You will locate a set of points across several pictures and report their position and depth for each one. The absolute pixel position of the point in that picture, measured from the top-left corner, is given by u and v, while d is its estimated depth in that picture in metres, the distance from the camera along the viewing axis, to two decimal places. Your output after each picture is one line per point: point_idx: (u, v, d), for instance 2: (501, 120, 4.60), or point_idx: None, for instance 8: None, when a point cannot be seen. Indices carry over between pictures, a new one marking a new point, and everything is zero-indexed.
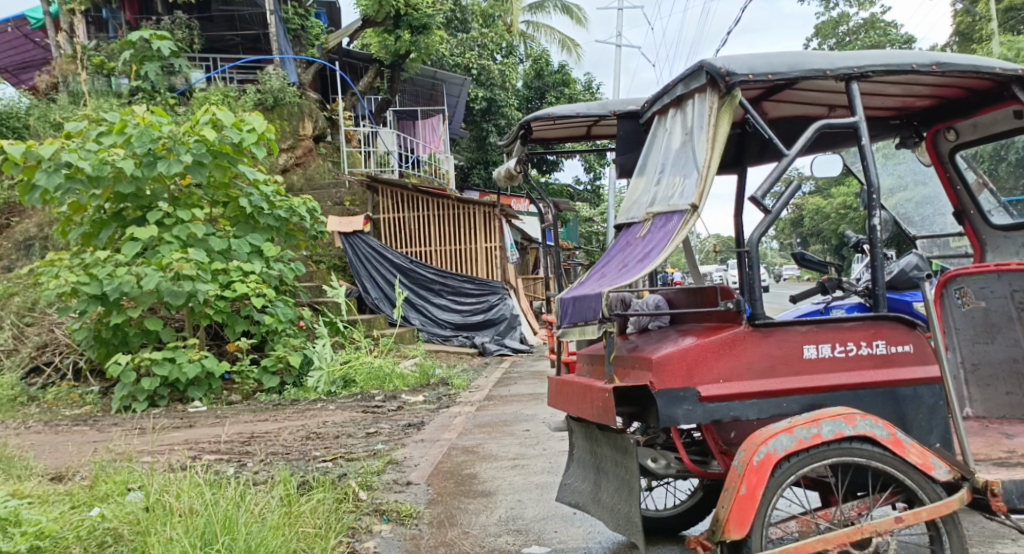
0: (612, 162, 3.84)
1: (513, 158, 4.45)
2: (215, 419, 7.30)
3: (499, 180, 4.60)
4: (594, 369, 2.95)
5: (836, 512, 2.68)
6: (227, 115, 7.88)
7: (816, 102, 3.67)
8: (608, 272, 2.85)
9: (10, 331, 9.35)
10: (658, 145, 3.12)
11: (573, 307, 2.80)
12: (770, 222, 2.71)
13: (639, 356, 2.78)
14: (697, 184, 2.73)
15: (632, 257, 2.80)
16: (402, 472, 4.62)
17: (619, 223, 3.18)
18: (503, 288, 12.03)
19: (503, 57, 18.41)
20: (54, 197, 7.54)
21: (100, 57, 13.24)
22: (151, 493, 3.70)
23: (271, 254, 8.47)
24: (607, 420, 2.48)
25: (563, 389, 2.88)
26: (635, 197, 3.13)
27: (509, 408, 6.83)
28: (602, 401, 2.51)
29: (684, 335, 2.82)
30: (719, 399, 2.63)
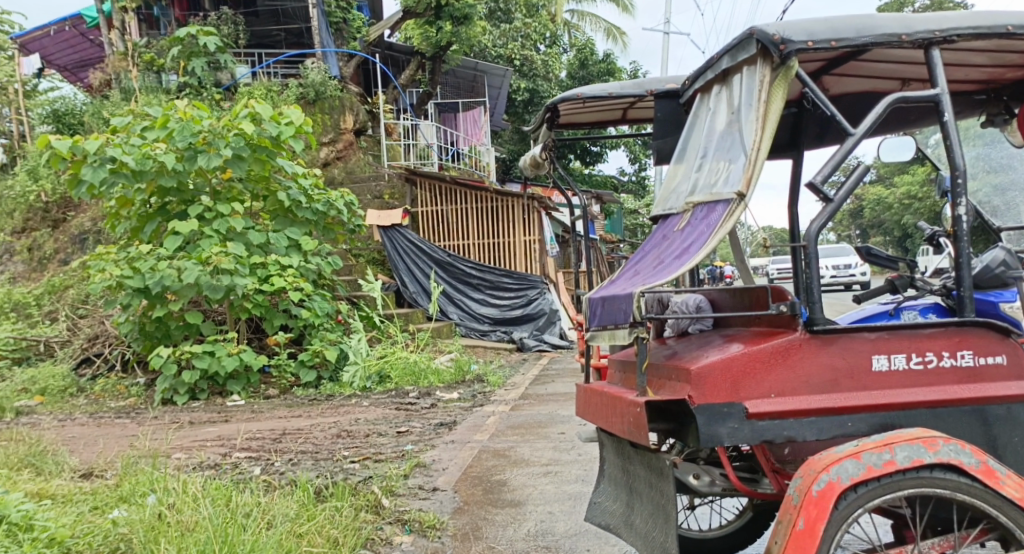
0: (649, 148, 3.57)
1: (539, 145, 4.14)
2: (251, 414, 7.17)
3: (524, 169, 4.29)
4: (625, 377, 2.68)
5: (914, 549, 2.36)
6: (266, 108, 7.73)
7: (885, 75, 3.37)
8: (643, 269, 2.57)
9: (66, 324, 9.61)
10: (701, 126, 2.82)
11: (602, 307, 2.53)
12: (832, 212, 2.39)
13: (677, 365, 2.50)
14: (744, 167, 2.43)
15: (668, 252, 2.51)
16: (430, 476, 4.40)
17: (655, 214, 2.90)
18: (542, 283, 11.69)
19: (546, 47, 18.16)
20: (100, 191, 7.48)
21: (150, 53, 13.35)
22: (175, 497, 3.52)
23: (309, 247, 8.33)
24: (639, 438, 2.20)
25: (592, 397, 2.62)
26: (673, 185, 2.84)
27: (545, 408, 6.56)
28: (630, 416, 2.24)
29: (730, 342, 2.53)
30: (770, 416, 2.34)
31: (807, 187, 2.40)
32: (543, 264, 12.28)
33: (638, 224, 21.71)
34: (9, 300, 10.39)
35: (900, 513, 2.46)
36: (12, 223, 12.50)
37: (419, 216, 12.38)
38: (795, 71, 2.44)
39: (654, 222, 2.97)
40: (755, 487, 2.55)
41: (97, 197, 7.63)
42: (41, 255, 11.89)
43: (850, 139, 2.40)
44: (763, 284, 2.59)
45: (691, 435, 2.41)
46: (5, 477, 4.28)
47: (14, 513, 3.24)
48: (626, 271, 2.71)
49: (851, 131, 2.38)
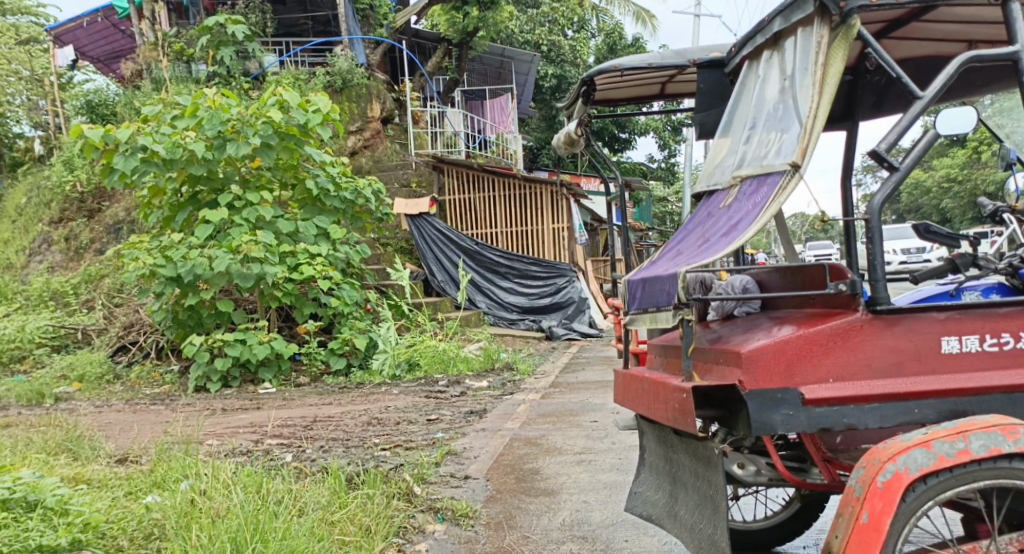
0: (691, 120, 3.51)
1: (575, 121, 4.04)
2: (282, 401, 7.17)
3: (559, 148, 4.18)
4: (667, 361, 2.58)
5: (990, 546, 2.24)
6: (293, 95, 7.68)
7: (948, 37, 3.24)
8: (687, 249, 2.46)
9: (102, 312, 9.71)
10: (749, 96, 2.70)
11: (644, 288, 2.42)
12: (897, 182, 2.24)
13: (725, 349, 2.40)
14: (799, 135, 2.31)
15: (715, 230, 2.40)
16: (461, 464, 4.33)
17: (700, 190, 2.79)
18: (571, 271, 11.61)
19: (573, 33, 18.11)
20: (132, 180, 7.50)
21: (180, 43, 13.41)
22: (208, 483, 3.48)
23: (337, 236, 8.29)
24: (685, 424, 2.09)
25: (631, 383, 2.52)
26: (718, 160, 2.72)
27: (577, 396, 6.47)
28: (677, 402, 2.13)
29: (781, 325, 2.42)
30: (829, 402, 2.23)
31: (871, 155, 2.27)
32: (572, 252, 12.16)
33: (666, 212, 21.50)
34: (47, 289, 10.56)
35: (972, 506, 2.34)
36: (49, 213, 12.69)
37: (447, 204, 12.33)
38: (857, 30, 2.32)
39: (697, 201, 2.85)
40: (803, 477, 2.44)
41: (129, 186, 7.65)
42: (78, 245, 12.03)
43: (916, 103, 2.28)
44: (819, 264, 2.48)
45: (741, 423, 2.30)
46: (42, 462, 4.30)
47: (51, 497, 3.21)
48: (669, 252, 2.60)
49: (918, 95, 2.26)
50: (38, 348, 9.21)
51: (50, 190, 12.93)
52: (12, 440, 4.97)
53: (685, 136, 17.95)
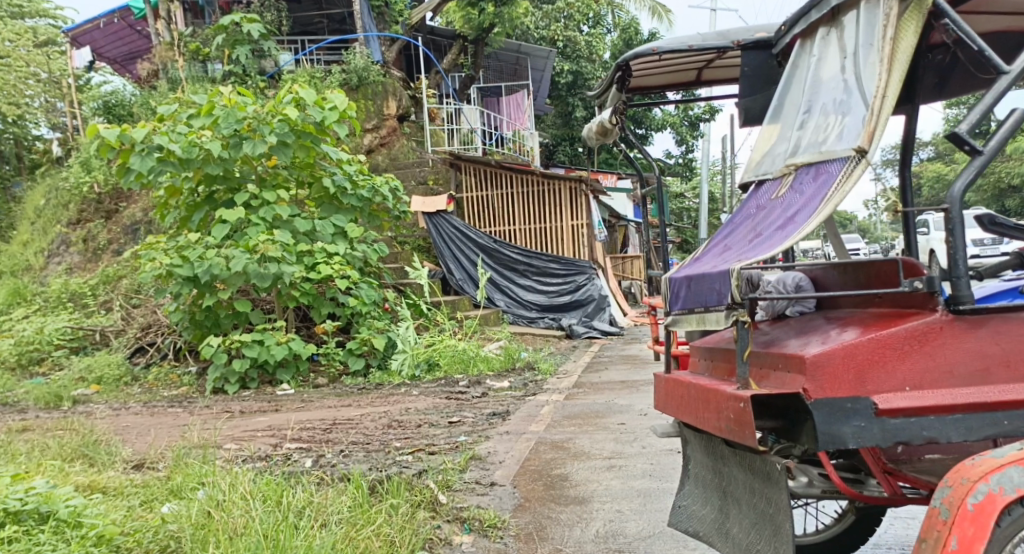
0: (734, 105, 3.44)
1: (608, 109, 3.98)
2: (301, 403, 7.06)
3: (590, 136, 4.14)
4: (713, 366, 2.43)
5: None
6: (310, 93, 7.57)
7: (1015, 9, 3.08)
8: (737, 246, 2.33)
9: (120, 313, 9.65)
10: (801, 78, 2.55)
11: (691, 286, 2.30)
12: (981, 167, 2.03)
13: (783, 353, 2.24)
14: (864, 118, 2.16)
15: (767, 223, 2.27)
16: (486, 469, 4.18)
17: (744, 182, 2.65)
18: (590, 268, 11.48)
19: (589, 28, 18.01)
20: (148, 180, 7.41)
21: (196, 42, 13.35)
22: (226, 493, 3.36)
23: (355, 235, 8.16)
24: (740, 436, 1.94)
25: (676, 389, 2.38)
26: (767, 147, 2.56)
27: (602, 397, 6.31)
28: (731, 411, 1.98)
29: (844, 328, 2.25)
30: (904, 413, 2.06)
31: (951, 138, 2.07)
32: (592, 248, 12.00)
33: (684, 208, 21.26)
34: (66, 290, 10.55)
35: None
36: (67, 215, 12.67)
37: (464, 202, 12.14)
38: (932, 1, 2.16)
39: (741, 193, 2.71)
40: (860, 489, 2.28)
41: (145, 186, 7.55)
42: (96, 246, 11.99)
43: (1003, 79, 2.07)
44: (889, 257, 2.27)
45: (805, 435, 2.14)
46: (57, 469, 4.21)
47: (65, 508, 3.10)
48: (717, 248, 2.47)
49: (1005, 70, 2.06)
50: (57, 350, 9.18)
51: (68, 192, 12.92)
52: (28, 445, 4.89)
53: (703, 131, 17.71)
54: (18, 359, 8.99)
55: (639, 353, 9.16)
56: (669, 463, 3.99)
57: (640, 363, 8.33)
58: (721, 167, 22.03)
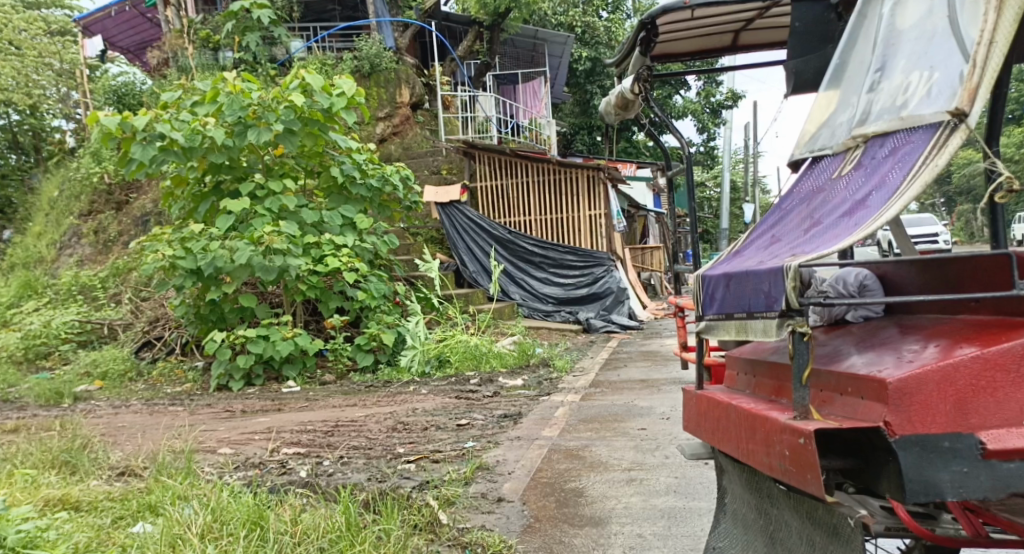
0: (782, 66, 3.03)
1: (631, 77, 3.63)
2: (305, 402, 6.72)
3: (610, 109, 3.87)
4: (755, 384, 2.11)
5: None
6: (317, 78, 7.19)
7: None
8: (793, 238, 2.04)
9: (129, 307, 9.39)
10: (869, 28, 2.18)
11: (736, 284, 2.01)
12: None
13: (855, 374, 1.88)
14: (963, 74, 1.78)
15: (830, 211, 1.97)
16: (494, 481, 3.83)
17: (797, 157, 2.34)
18: (608, 260, 11.03)
19: (608, 14, 17.57)
20: (151, 170, 7.11)
21: (206, 30, 13.08)
22: (210, 509, 3.10)
23: (364, 226, 7.81)
24: (800, 481, 1.65)
25: (715, 414, 2.09)
26: (827, 116, 2.24)
27: (621, 398, 5.92)
28: (787, 448, 1.69)
29: (930, 343, 1.88)
30: (1020, 456, 1.69)
31: None
32: (610, 240, 11.55)
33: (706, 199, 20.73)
34: (76, 283, 10.35)
35: None
36: (79, 206, 12.46)
37: (478, 191, 11.77)
38: None
39: (792, 169, 2.40)
40: (933, 528, 1.91)
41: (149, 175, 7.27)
42: (106, 238, 11.74)
43: None
44: (991, 252, 1.90)
45: (887, 478, 1.79)
46: (30, 481, 3.89)
47: (18, 532, 2.85)
48: (769, 236, 2.18)
49: None
50: (64, 344, 8.91)
51: (79, 183, 12.72)
52: (13, 449, 4.59)
53: (726, 118, 17.18)
54: (25, 354, 8.77)
55: (659, 350, 8.75)
56: (694, 478, 3.60)
57: (662, 360, 7.92)
58: (744, 157, 21.44)
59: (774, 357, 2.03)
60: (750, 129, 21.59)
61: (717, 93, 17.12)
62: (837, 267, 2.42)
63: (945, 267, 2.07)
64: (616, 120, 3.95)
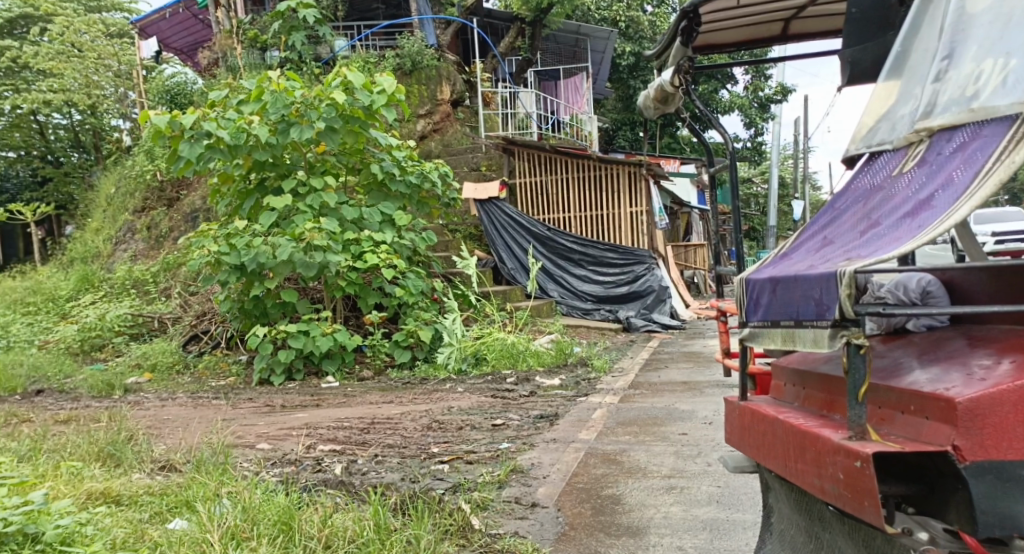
0: (838, 56, 2.94)
1: (669, 68, 3.47)
2: (343, 398, 6.70)
3: (649, 102, 3.72)
4: (803, 397, 1.99)
5: None
6: (358, 75, 7.18)
7: None
8: (848, 241, 1.92)
9: (178, 301, 9.49)
10: (936, 12, 2.02)
11: (783, 290, 1.89)
12: None
13: (918, 392, 1.75)
14: None
15: (889, 212, 1.84)
16: (528, 485, 3.73)
17: (854, 152, 2.20)
18: (649, 258, 10.86)
19: (652, 8, 17.32)
20: (199, 168, 7.16)
21: (254, 30, 13.21)
22: (244, 509, 3.06)
23: (403, 223, 7.77)
24: (856, 508, 1.54)
25: (759, 428, 1.98)
26: (888, 108, 2.09)
27: (662, 400, 5.78)
28: (841, 471, 1.58)
29: (1004, 359, 1.72)
30: None
31: None
32: (652, 237, 11.31)
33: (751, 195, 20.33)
34: (129, 278, 10.58)
35: None
36: (133, 203, 12.68)
37: (518, 188, 11.77)
38: None
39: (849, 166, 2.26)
40: None
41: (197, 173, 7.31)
42: (158, 233, 11.89)
43: None
44: None
45: (956, 504, 1.69)
46: (73, 475, 3.67)
47: (55, 528, 2.82)
48: (821, 237, 2.05)
49: None
50: (117, 336, 9.04)
51: (134, 180, 12.96)
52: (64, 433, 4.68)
53: (773, 113, 16.80)
54: (81, 345, 8.92)
55: (701, 350, 8.56)
56: (738, 488, 3.47)
57: (705, 362, 7.73)
58: (792, 152, 20.96)
59: (826, 369, 1.91)
60: (799, 124, 21.11)
61: (764, 88, 16.76)
62: (896, 271, 2.27)
63: (1015, 274, 1.92)
64: (657, 115, 3.80)
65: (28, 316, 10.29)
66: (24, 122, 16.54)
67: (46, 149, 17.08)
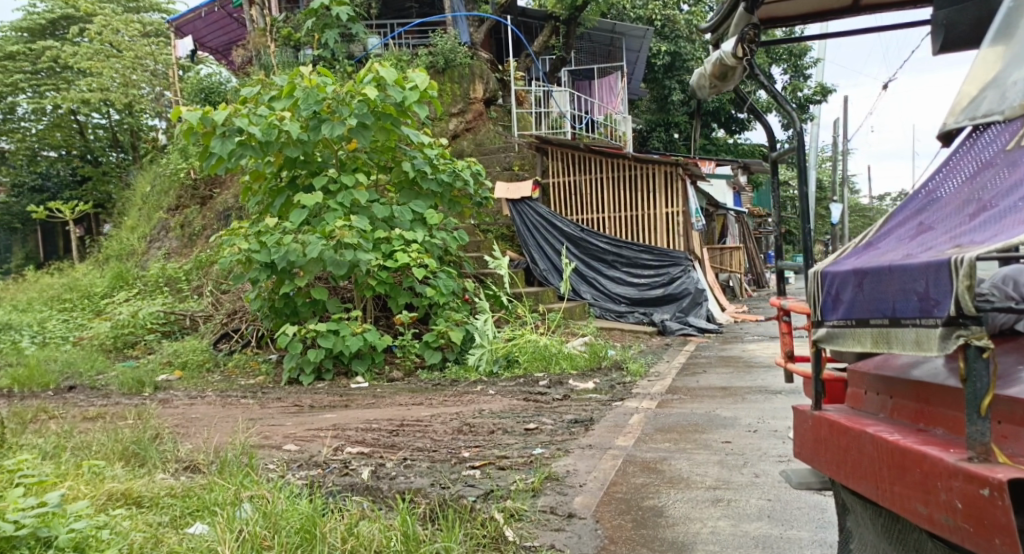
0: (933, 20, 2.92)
1: (732, 37, 3.26)
2: (372, 399, 6.55)
3: (705, 80, 3.50)
4: (888, 406, 1.95)
5: None
6: (390, 72, 7.01)
7: None
8: (951, 225, 1.79)
9: (210, 298, 9.43)
10: None
11: (873, 285, 1.85)
12: None
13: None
14: None
15: (1002, 192, 1.70)
16: (564, 494, 3.52)
17: (951, 126, 2.01)
18: (685, 260, 10.52)
19: (688, 8, 17.05)
20: (230, 165, 7.05)
21: (288, 28, 13.18)
22: (265, 515, 2.89)
23: (434, 221, 7.61)
24: (976, 537, 1.49)
25: (846, 444, 1.94)
26: (993, 78, 1.91)
27: (701, 406, 5.55)
28: (957, 498, 1.53)
29: None
30: None
31: None
32: (688, 238, 11.02)
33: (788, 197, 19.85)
34: (163, 275, 10.59)
35: None
36: (168, 201, 12.71)
37: (551, 187, 11.61)
38: None
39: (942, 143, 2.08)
40: None
41: (228, 170, 7.21)
42: (192, 231, 11.87)
43: None
44: None
45: None
46: (96, 473, 3.53)
47: (77, 526, 2.71)
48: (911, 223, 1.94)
49: None
50: (149, 334, 8.99)
51: (169, 179, 13.01)
52: (90, 430, 4.55)
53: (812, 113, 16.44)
54: (113, 342, 8.88)
55: (738, 355, 8.31)
56: (791, 503, 3.25)
57: (744, 367, 7.46)
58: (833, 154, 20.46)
59: (917, 376, 1.86)
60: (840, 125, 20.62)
61: (805, 87, 16.37)
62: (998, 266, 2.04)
63: None
64: (711, 94, 3.59)
65: (64, 312, 10.33)
66: (65, 122, 16.75)
67: (86, 148, 17.29)
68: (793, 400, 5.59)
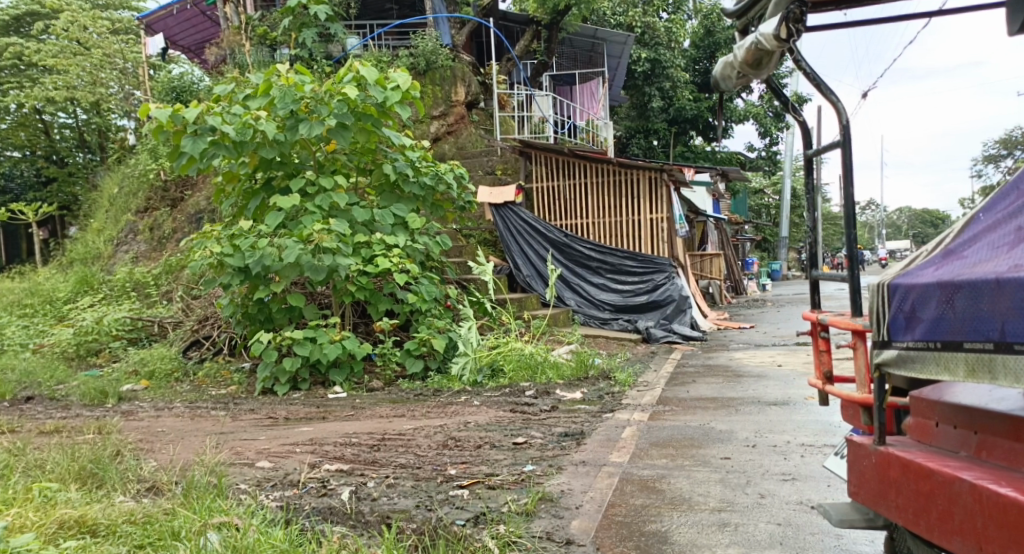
0: None
1: (776, 17, 3.08)
2: (351, 411, 6.27)
3: (741, 63, 3.35)
4: (965, 446, 2.30)
5: None
6: (371, 71, 6.76)
7: None
8: None
9: (180, 304, 9.11)
10: None
11: (968, 300, 2.10)
12: None
13: None
14: None
15: None
16: (559, 517, 3.30)
17: None
18: (670, 266, 10.34)
19: (669, 14, 16.93)
20: (202, 165, 6.76)
21: (264, 27, 12.90)
22: None
23: (416, 226, 7.34)
24: None
25: (929, 486, 2.23)
26: None
27: (695, 418, 5.37)
28: None
29: None
30: None
31: None
32: (672, 245, 10.82)
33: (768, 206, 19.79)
34: (130, 279, 10.24)
35: None
36: (136, 203, 12.33)
37: (534, 192, 11.40)
38: None
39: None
40: None
41: (200, 170, 6.92)
42: (161, 235, 11.51)
43: None
44: None
45: None
46: (48, 497, 3.30)
47: None
48: (1004, 229, 2.18)
49: None
50: (115, 341, 8.62)
51: (138, 180, 12.65)
52: (44, 446, 4.24)
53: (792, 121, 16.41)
54: (76, 350, 8.50)
55: (726, 364, 8.16)
56: (804, 527, 3.09)
57: (735, 377, 7.27)
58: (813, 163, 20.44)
59: (1002, 420, 2.21)
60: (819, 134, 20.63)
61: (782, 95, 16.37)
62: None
63: None
64: (743, 79, 3.44)
65: (24, 318, 9.93)
66: (30, 121, 16.31)
67: (51, 148, 16.85)
68: (789, 412, 5.41)
